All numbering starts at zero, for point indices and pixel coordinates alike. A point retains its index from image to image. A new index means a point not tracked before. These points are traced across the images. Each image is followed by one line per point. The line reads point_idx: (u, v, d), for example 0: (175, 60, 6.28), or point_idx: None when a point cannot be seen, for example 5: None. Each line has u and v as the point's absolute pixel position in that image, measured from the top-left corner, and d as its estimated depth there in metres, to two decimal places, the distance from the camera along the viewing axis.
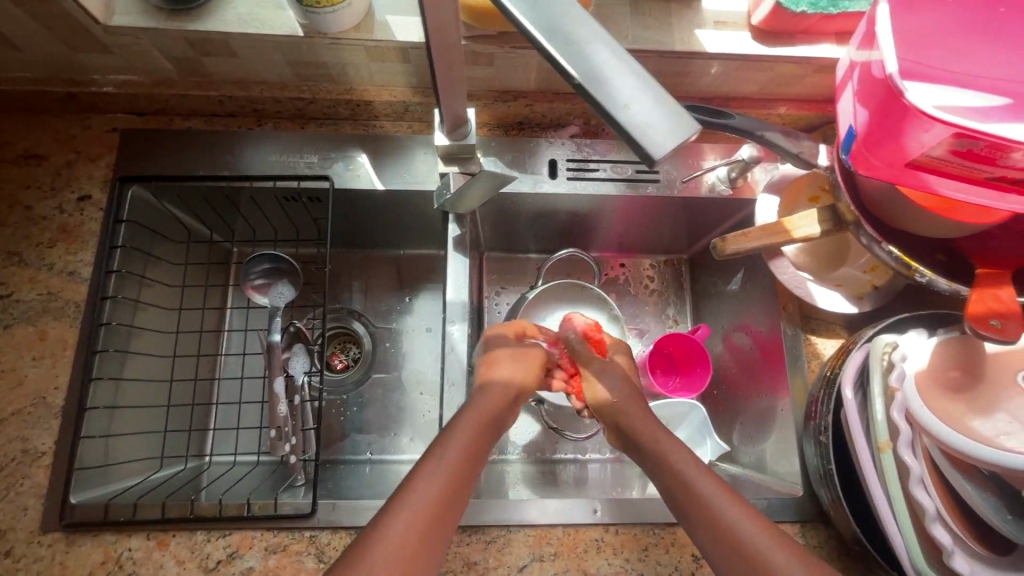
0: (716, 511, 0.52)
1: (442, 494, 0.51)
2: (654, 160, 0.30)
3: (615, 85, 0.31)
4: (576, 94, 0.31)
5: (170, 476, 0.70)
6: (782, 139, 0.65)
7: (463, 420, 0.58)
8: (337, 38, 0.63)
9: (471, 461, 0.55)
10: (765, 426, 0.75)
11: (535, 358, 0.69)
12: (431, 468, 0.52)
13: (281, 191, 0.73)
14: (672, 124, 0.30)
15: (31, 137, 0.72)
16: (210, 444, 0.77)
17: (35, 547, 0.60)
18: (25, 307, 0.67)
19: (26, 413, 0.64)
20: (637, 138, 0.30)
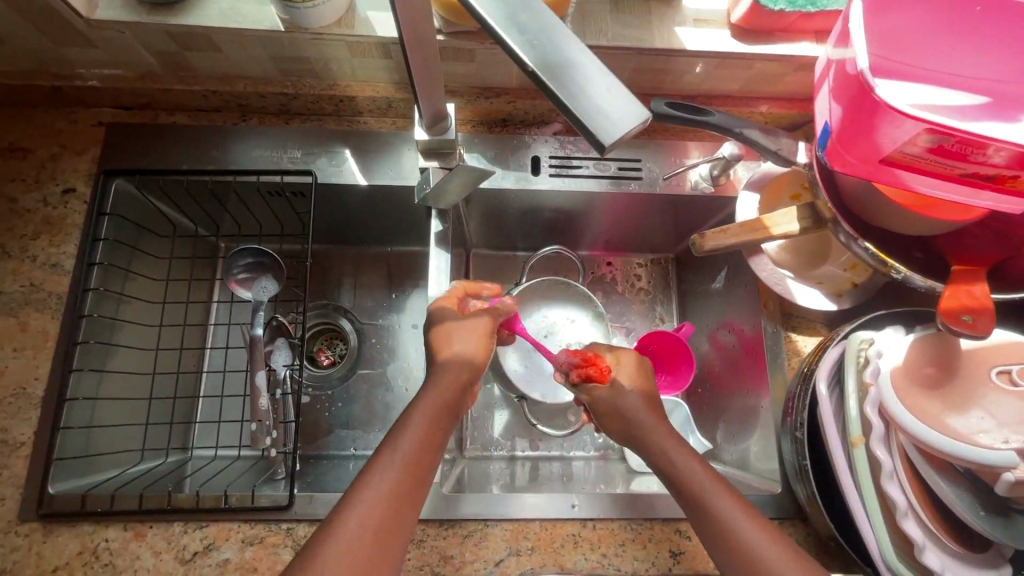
0: (729, 525, 0.52)
1: (397, 485, 0.51)
2: (604, 147, 0.30)
3: (569, 73, 0.32)
4: (531, 82, 0.32)
5: (152, 468, 0.71)
6: (761, 137, 0.65)
7: (416, 412, 0.57)
8: (319, 34, 0.64)
9: (423, 453, 0.54)
10: (748, 425, 0.75)
11: (485, 332, 0.66)
12: (387, 461, 0.52)
13: (265, 185, 0.74)
14: (623, 113, 0.31)
15: (17, 131, 0.73)
16: (193, 437, 0.77)
17: (12, 537, 0.60)
18: (7, 298, 0.67)
19: (6, 404, 0.64)
20: (588, 125, 0.30)
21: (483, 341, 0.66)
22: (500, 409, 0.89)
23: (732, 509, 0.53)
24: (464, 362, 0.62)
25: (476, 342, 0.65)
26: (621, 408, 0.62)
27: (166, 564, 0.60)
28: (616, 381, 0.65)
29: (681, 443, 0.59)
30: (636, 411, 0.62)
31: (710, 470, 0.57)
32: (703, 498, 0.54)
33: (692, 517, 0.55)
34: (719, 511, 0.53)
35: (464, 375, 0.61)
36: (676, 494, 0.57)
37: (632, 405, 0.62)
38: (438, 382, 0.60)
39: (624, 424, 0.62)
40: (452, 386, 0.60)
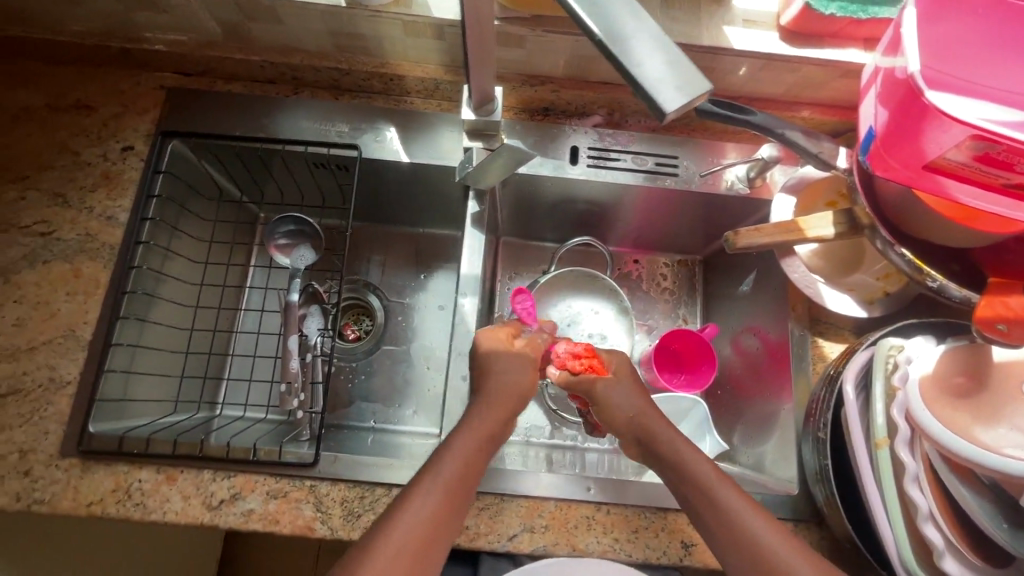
0: (735, 523, 0.53)
1: (437, 507, 0.53)
2: (665, 115, 0.32)
3: (632, 44, 0.33)
4: (596, 50, 0.33)
5: (181, 420, 0.73)
6: (802, 139, 0.65)
7: (462, 434, 0.59)
8: (378, 11, 0.66)
9: (462, 479, 0.56)
10: (766, 428, 0.75)
11: (532, 358, 0.67)
12: (427, 486, 0.54)
13: (312, 157, 0.76)
14: (684, 84, 0.32)
15: (85, 89, 0.77)
16: (222, 394, 0.80)
17: (52, 470, 0.63)
18: (65, 245, 0.71)
19: (55, 343, 0.67)
20: (650, 94, 0.32)
21: (532, 371, 0.67)
22: None
23: (734, 501, 0.54)
24: (511, 391, 0.63)
25: (526, 364, 0.66)
26: (623, 414, 0.64)
27: (194, 508, 0.63)
28: (619, 378, 0.67)
29: (697, 450, 0.59)
30: (638, 412, 0.63)
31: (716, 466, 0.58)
32: (709, 496, 0.55)
33: (692, 510, 0.56)
34: (725, 507, 0.54)
35: (508, 400, 0.63)
36: (679, 493, 0.58)
37: (635, 410, 0.64)
38: (491, 405, 0.62)
39: (629, 429, 0.63)
40: (492, 402, 0.62)
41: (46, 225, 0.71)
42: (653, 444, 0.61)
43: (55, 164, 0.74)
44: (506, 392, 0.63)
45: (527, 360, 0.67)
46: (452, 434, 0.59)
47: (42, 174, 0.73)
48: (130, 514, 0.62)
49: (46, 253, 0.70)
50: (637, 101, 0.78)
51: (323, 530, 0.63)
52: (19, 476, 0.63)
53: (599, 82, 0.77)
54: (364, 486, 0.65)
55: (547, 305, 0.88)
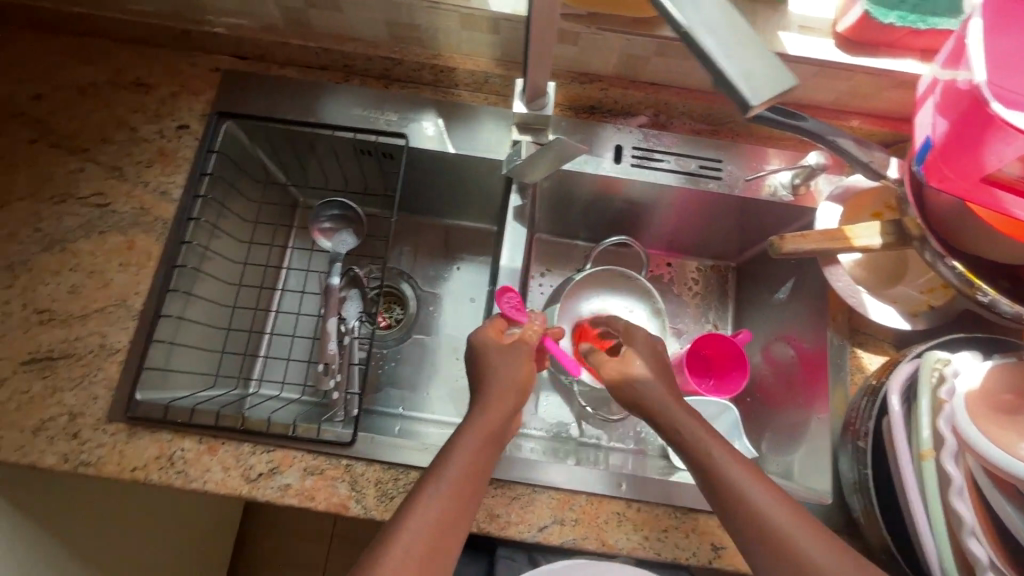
0: (748, 502, 0.55)
1: (444, 512, 0.54)
2: (748, 109, 0.32)
3: (719, 36, 0.33)
4: (679, 40, 0.33)
5: (218, 395, 0.75)
6: (853, 147, 0.65)
7: (470, 436, 0.59)
8: (438, 3, 0.68)
9: (467, 484, 0.56)
10: (796, 438, 0.75)
11: (529, 350, 0.68)
12: (431, 492, 0.54)
13: (359, 143, 0.78)
14: (769, 79, 0.32)
15: (145, 68, 0.79)
16: (258, 370, 0.83)
17: (99, 434, 0.65)
18: (120, 217, 0.73)
19: (107, 311, 0.69)
20: (735, 87, 0.32)
21: (528, 363, 0.67)
22: (545, 390, 0.91)
23: (745, 481, 0.57)
24: (510, 386, 0.64)
25: (523, 357, 0.67)
26: (644, 398, 0.66)
27: (233, 479, 0.64)
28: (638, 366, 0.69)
29: (723, 441, 0.61)
30: (657, 398, 0.65)
31: (728, 448, 0.60)
32: (717, 472, 0.58)
33: (721, 509, 0.57)
34: (735, 487, 0.56)
35: (509, 396, 0.63)
36: (707, 491, 0.58)
37: (655, 395, 0.66)
38: (491, 404, 0.62)
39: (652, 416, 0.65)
40: (501, 404, 0.62)
41: (103, 197, 0.73)
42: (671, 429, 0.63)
43: (114, 139, 0.76)
44: (511, 390, 0.64)
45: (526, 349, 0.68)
46: (457, 437, 0.59)
47: (101, 148, 0.75)
48: (171, 481, 0.64)
49: (101, 224, 0.72)
50: (685, 103, 0.78)
51: (357, 508, 0.64)
52: (67, 438, 0.65)
53: (648, 82, 0.77)
54: (398, 469, 0.66)
55: (580, 304, 0.89)
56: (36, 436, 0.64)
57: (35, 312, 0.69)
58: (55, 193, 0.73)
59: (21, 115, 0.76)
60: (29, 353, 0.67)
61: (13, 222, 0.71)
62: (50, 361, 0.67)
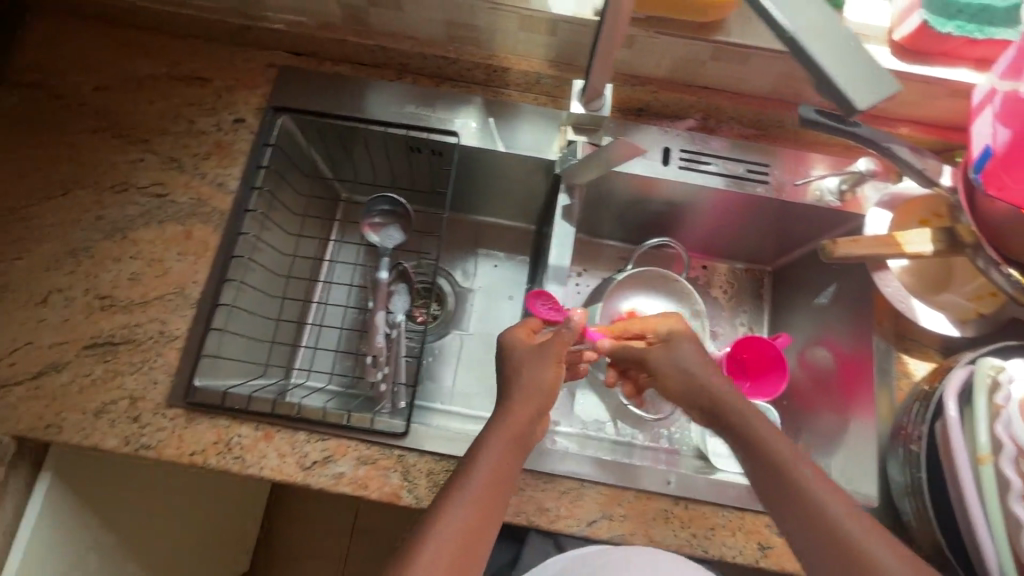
0: (808, 498, 0.54)
1: (471, 519, 0.54)
2: (856, 110, 0.33)
3: (825, 42, 0.34)
4: (786, 46, 0.35)
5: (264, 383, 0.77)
6: (908, 154, 0.66)
7: (494, 438, 0.60)
8: (499, 4, 0.69)
9: (492, 490, 0.56)
10: (834, 444, 0.75)
11: (557, 353, 0.65)
12: (456, 498, 0.55)
13: (411, 140, 0.79)
14: (875, 84, 0.34)
15: (202, 62, 0.80)
16: (299, 360, 0.84)
17: (159, 418, 0.67)
18: (179, 208, 0.74)
19: (166, 299, 0.71)
20: (844, 91, 0.33)
21: (556, 367, 0.65)
22: (582, 388, 0.91)
23: (805, 478, 0.56)
24: (535, 389, 0.63)
25: (552, 360, 0.65)
26: (683, 377, 0.67)
27: (289, 467, 0.65)
28: (673, 342, 0.69)
29: (782, 436, 0.60)
30: (697, 375, 0.66)
31: (785, 442, 0.60)
32: (783, 470, 0.57)
33: (785, 508, 0.56)
34: (795, 483, 0.56)
35: (534, 399, 0.63)
36: (770, 489, 0.57)
37: (694, 372, 0.66)
38: (513, 407, 0.62)
39: (692, 394, 0.66)
40: (528, 410, 0.62)
41: (162, 187, 0.75)
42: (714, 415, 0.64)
43: (172, 130, 0.77)
44: (537, 392, 0.63)
45: (558, 349, 0.65)
46: (482, 442, 0.60)
47: (159, 139, 0.77)
48: (228, 466, 0.65)
49: (161, 214, 0.74)
50: (733, 107, 0.79)
51: (409, 498, 0.65)
52: (128, 422, 0.66)
53: (697, 86, 0.78)
54: (449, 460, 0.67)
55: (620, 302, 0.89)
56: (97, 418, 0.66)
57: (97, 298, 0.70)
58: (116, 182, 0.75)
59: (82, 105, 0.77)
60: (91, 338, 0.69)
61: (75, 209, 0.73)
62: (112, 346, 0.69)
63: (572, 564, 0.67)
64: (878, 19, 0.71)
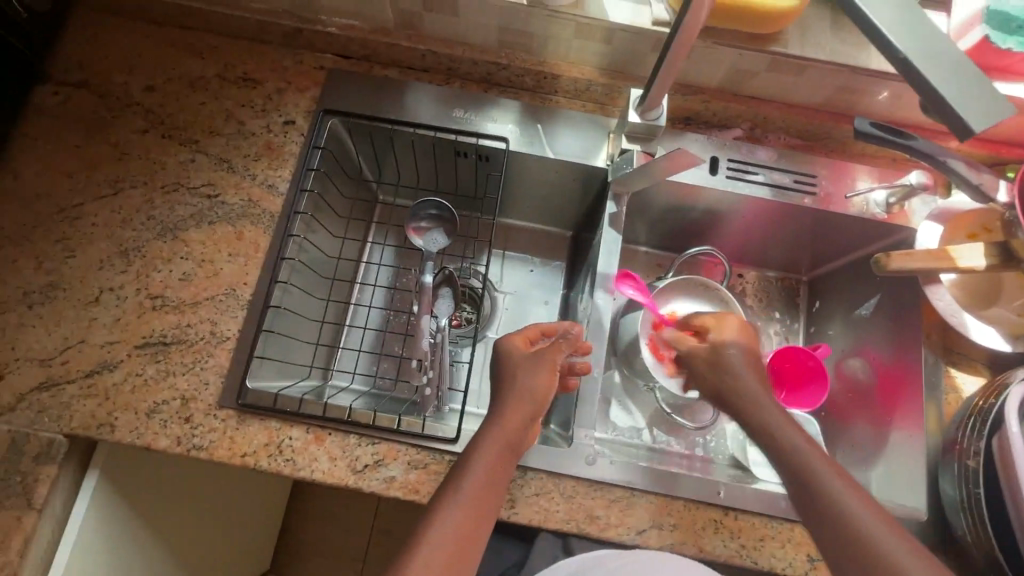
0: (842, 508, 0.54)
1: (462, 522, 0.54)
2: (969, 132, 0.36)
3: (934, 62, 0.37)
4: (897, 67, 0.37)
5: (304, 385, 0.77)
6: (963, 168, 0.65)
7: (486, 440, 0.60)
8: (557, 12, 0.69)
9: (485, 494, 0.56)
10: (874, 454, 0.76)
11: (551, 360, 0.66)
12: (450, 501, 0.55)
13: (459, 146, 0.80)
14: (991, 108, 0.36)
15: (252, 63, 0.80)
16: (336, 360, 0.84)
17: (211, 419, 0.67)
18: (229, 208, 0.74)
19: (218, 300, 0.71)
20: (956, 110, 0.36)
21: (551, 373, 0.66)
22: (619, 397, 0.90)
23: (843, 489, 0.55)
24: (530, 394, 0.63)
25: (549, 366, 0.66)
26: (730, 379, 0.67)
27: (340, 470, 0.66)
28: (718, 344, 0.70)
29: (813, 447, 0.60)
30: (739, 383, 0.66)
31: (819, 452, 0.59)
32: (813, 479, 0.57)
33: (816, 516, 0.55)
34: (830, 493, 0.55)
35: (525, 405, 0.63)
36: (802, 498, 0.57)
37: (740, 380, 0.66)
38: (507, 410, 0.62)
39: (730, 399, 0.66)
40: (519, 415, 0.62)
41: (213, 188, 0.75)
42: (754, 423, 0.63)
43: (223, 131, 0.77)
44: (528, 401, 0.63)
45: (551, 358, 0.67)
46: (477, 445, 0.59)
47: (210, 139, 0.77)
48: (280, 468, 0.66)
49: (212, 215, 0.74)
50: (783, 118, 0.79)
51: None
52: (180, 422, 0.66)
53: (748, 96, 0.78)
54: None
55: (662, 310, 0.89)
56: (150, 418, 0.66)
57: (148, 297, 0.70)
58: (166, 182, 0.75)
59: (132, 105, 0.77)
60: (143, 338, 0.69)
61: (126, 209, 0.73)
62: (164, 346, 0.69)
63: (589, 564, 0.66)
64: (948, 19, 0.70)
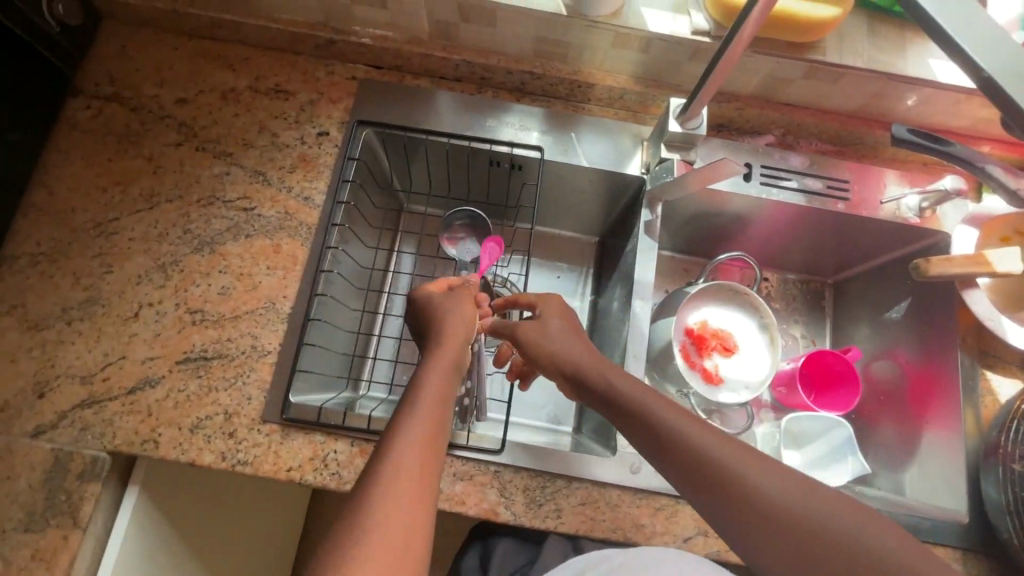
0: (828, 534, 0.42)
1: (419, 461, 0.48)
2: None
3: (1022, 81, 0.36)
4: (981, 84, 0.37)
5: (339, 398, 0.77)
6: (1001, 173, 0.65)
7: (429, 374, 0.56)
8: (596, 22, 0.70)
9: (436, 427, 0.51)
10: (909, 454, 0.78)
11: (468, 296, 0.67)
12: (398, 441, 0.49)
13: (493, 155, 0.80)
14: None
15: (284, 74, 0.80)
16: (368, 371, 0.84)
17: (254, 434, 0.66)
18: (265, 221, 0.74)
19: (258, 314, 0.71)
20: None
21: (472, 306, 0.66)
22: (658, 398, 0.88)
23: (797, 495, 0.45)
24: (461, 326, 0.63)
25: (467, 301, 0.67)
26: (549, 348, 0.63)
27: None
28: (544, 318, 0.67)
29: (725, 439, 0.49)
30: (563, 346, 0.63)
31: (723, 440, 0.49)
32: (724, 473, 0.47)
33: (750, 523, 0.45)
34: (804, 523, 0.43)
35: (458, 337, 0.61)
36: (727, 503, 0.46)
37: (560, 343, 0.63)
38: (435, 353, 0.59)
39: (558, 365, 0.62)
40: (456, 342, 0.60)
41: (250, 201, 0.75)
42: (688, 456, 0.49)
43: (256, 143, 0.77)
44: (462, 330, 0.62)
45: (467, 293, 0.68)
46: (418, 387, 0.54)
47: (243, 151, 0.76)
48: (326, 482, 0.65)
49: (249, 227, 0.74)
50: (816, 124, 0.79)
51: (507, 514, 0.65)
52: (224, 437, 0.66)
53: (782, 103, 0.79)
54: (545, 477, 0.67)
55: (694, 314, 0.89)
56: (193, 433, 0.66)
57: (188, 312, 0.70)
58: (201, 195, 0.74)
59: (164, 117, 0.77)
60: (184, 353, 0.69)
61: (162, 222, 0.73)
62: (205, 361, 0.69)
63: (592, 563, 0.62)
64: (997, 16, 0.74)
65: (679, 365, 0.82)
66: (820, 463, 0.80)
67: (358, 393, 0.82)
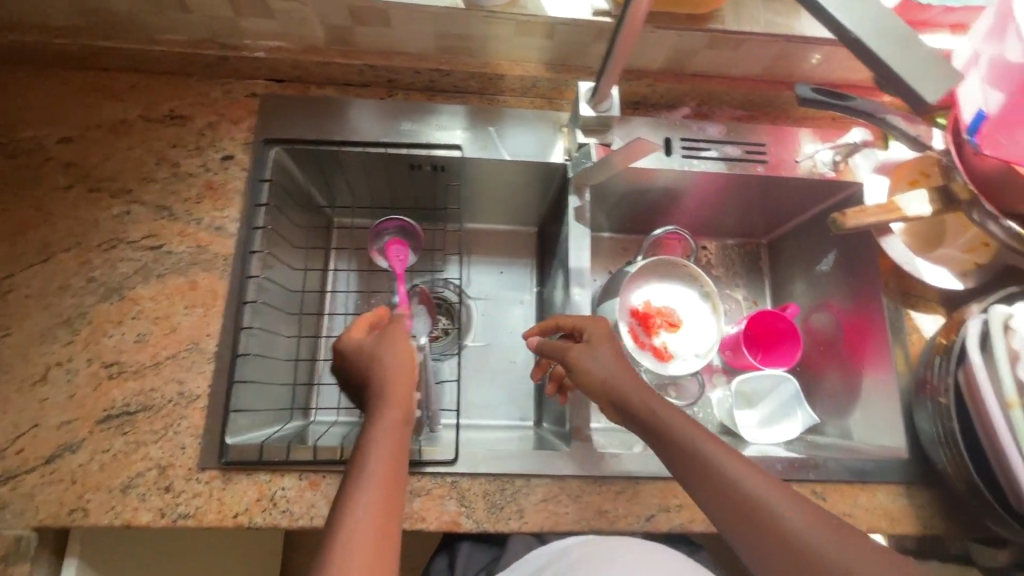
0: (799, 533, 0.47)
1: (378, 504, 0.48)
2: (926, 100, 0.37)
3: (885, 38, 0.38)
4: (848, 45, 0.38)
5: (286, 430, 0.74)
6: (901, 122, 0.68)
7: (380, 412, 0.54)
8: (494, 12, 0.68)
9: (393, 462, 0.51)
10: (850, 402, 0.82)
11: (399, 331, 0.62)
12: (359, 484, 0.49)
13: (412, 159, 0.77)
14: (942, 73, 0.37)
15: (177, 99, 0.75)
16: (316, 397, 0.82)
17: (193, 484, 0.63)
18: (177, 258, 0.70)
19: (182, 357, 0.67)
20: (912, 82, 0.37)
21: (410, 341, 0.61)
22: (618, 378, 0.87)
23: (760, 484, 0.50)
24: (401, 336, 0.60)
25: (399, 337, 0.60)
26: (600, 376, 0.60)
27: None
28: (594, 344, 0.62)
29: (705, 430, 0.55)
30: (613, 373, 0.59)
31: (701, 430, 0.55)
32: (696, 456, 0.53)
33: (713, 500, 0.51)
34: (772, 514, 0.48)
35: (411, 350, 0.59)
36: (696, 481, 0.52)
37: (610, 371, 0.59)
38: (382, 364, 0.57)
39: None
40: (409, 349, 0.59)
41: (155, 239, 0.70)
42: (692, 458, 0.53)
43: (156, 177, 0.72)
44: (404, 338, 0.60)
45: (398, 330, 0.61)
46: (371, 427, 0.53)
47: (143, 186, 0.71)
48: (277, 521, 0.63)
49: (159, 267, 0.69)
50: (727, 92, 0.81)
51: (469, 523, 0.64)
52: (160, 492, 0.62)
53: (691, 74, 0.79)
54: (503, 479, 0.67)
55: (637, 292, 0.89)
56: (125, 494, 0.61)
57: (103, 366, 0.65)
58: (102, 239, 0.69)
59: (48, 160, 0.71)
60: (105, 411, 0.64)
61: (61, 275, 0.68)
62: (129, 416, 0.64)
63: (557, 555, 0.62)
64: None
65: (627, 346, 0.82)
66: (775, 420, 0.82)
67: (308, 420, 0.80)
